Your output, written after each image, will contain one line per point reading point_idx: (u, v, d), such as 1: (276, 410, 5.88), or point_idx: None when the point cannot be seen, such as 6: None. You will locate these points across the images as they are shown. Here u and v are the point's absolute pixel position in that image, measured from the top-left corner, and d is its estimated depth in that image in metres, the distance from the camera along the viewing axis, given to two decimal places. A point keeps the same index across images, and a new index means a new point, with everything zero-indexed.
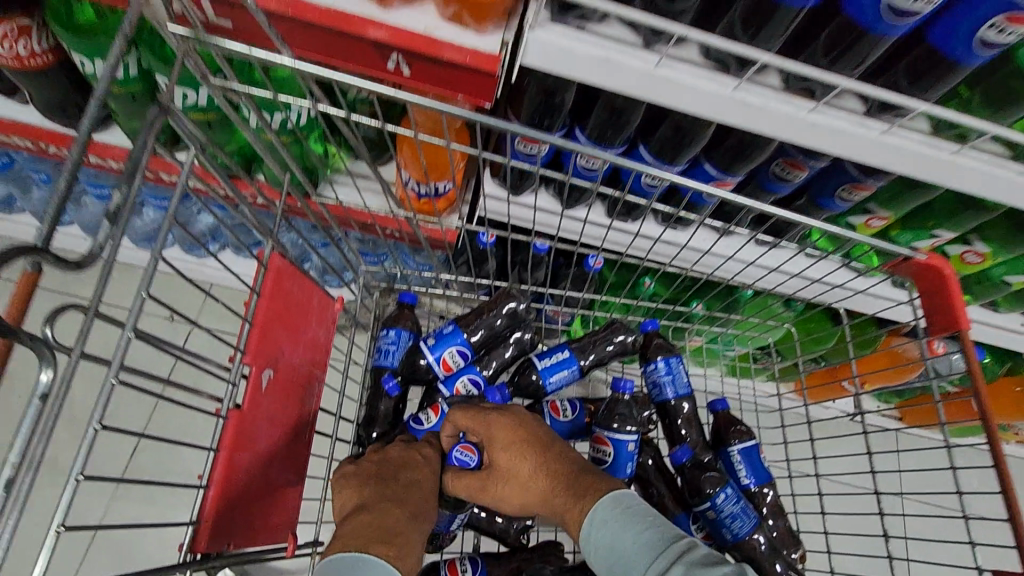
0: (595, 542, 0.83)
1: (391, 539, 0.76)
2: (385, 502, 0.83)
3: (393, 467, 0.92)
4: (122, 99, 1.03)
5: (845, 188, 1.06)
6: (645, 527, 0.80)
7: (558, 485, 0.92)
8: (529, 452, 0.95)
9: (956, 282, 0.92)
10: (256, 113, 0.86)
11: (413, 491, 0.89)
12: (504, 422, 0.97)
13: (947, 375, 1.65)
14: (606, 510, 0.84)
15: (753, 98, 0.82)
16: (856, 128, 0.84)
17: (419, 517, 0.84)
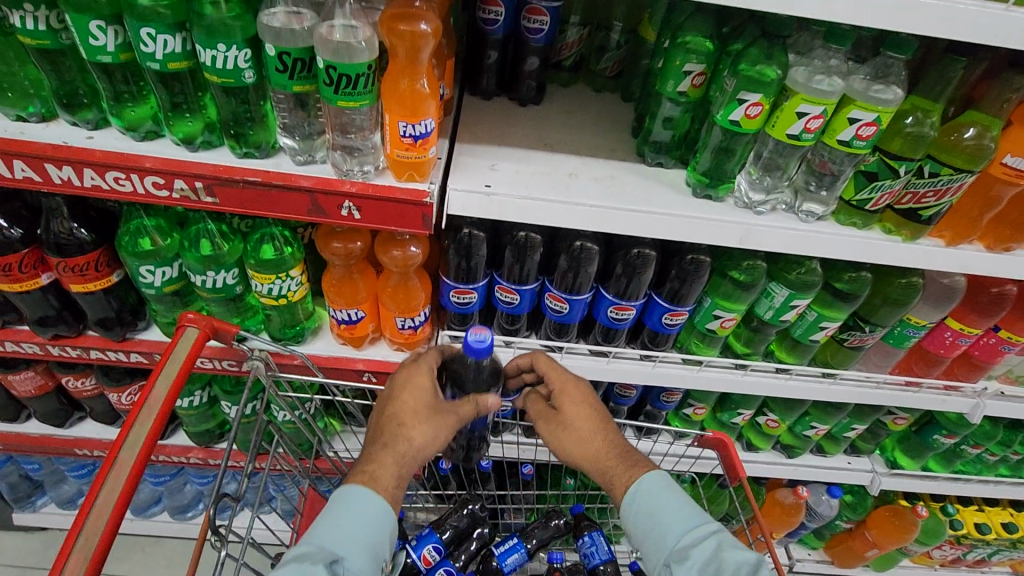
0: (635, 503, 1.05)
1: (367, 474, 1.02)
2: (384, 439, 1.06)
3: (399, 392, 1.11)
4: (194, 413, 1.60)
5: (664, 394, 1.67)
6: (682, 507, 1.03)
7: (609, 448, 1.12)
8: (589, 415, 1.15)
9: (732, 442, 1.47)
10: (294, 411, 1.38)
11: (398, 419, 1.07)
12: (580, 386, 1.17)
13: (829, 515, 2.05)
14: (651, 484, 1.06)
15: (573, 361, 1.40)
16: (638, 367, 1.41)
17: (405, 445, 1.05)
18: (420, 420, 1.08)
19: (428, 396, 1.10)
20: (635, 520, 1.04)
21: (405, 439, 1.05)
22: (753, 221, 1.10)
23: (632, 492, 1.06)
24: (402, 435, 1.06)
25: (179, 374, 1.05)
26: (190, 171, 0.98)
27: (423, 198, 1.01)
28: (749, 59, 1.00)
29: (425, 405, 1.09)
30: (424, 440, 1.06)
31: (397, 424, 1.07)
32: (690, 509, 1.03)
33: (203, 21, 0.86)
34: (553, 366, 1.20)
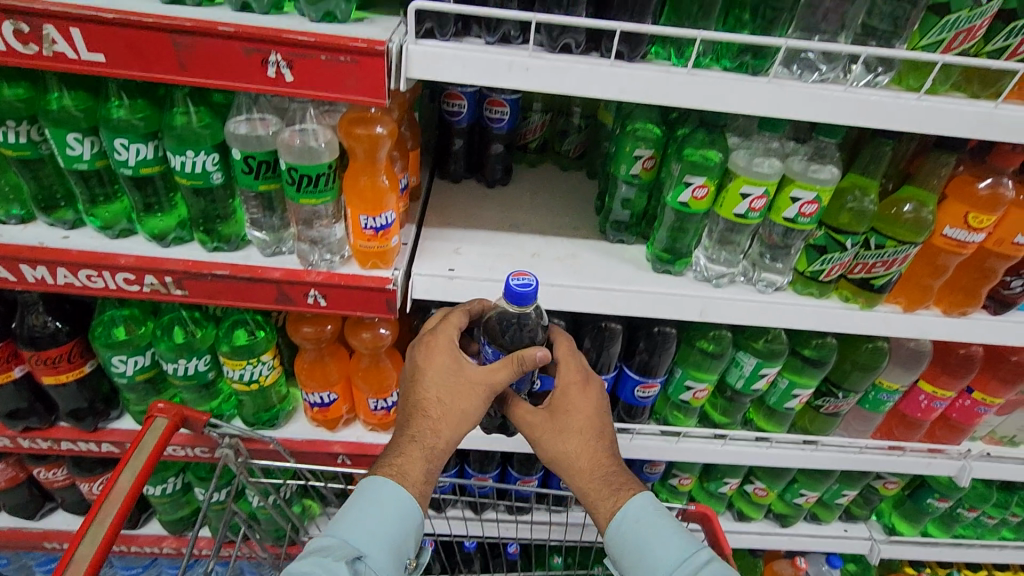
0: (624, 533, 0.96)
1: (395, 468, 0.95)
2: (409, 434, 0.96)
3: (420, 373, 0.97)
4: (166, 500, 1.57)
5: (647, 465, 1.64)
6: (672, 536, 0.95)
7: (600, 467, 1.00)
8: (582, 433, 1.00)
9: (715, 516, 1.42)
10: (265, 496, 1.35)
11: (422, 407, 0.96)
12: (585, 394, 1.02)
13: None
14: (638, 511, 0.97)
15: None
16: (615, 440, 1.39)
17: (433, 438, 0.95)
18: (445, 411, 0.95)
19: (453, 378, 0.96)
20: (623, 549, 0.96)
21: (432, 434, 0.95)
22: (711, 294, 1.13)
23: (620, 520, 0.97)
24: (427, 430, 0.95)
25: (146, 463, 1.04)
26: (161, 267, 1.02)
27: (386, 285, 1.04)
28: (692, 145, 1.06)
29: (449, 391, 0.95)
30: (452, 433, 0.95)
31: (422, 414, 0.96)
32: (681, 538, 0.95)
33: (174, 131, 0.92)
34: (570, 358, 1.04)
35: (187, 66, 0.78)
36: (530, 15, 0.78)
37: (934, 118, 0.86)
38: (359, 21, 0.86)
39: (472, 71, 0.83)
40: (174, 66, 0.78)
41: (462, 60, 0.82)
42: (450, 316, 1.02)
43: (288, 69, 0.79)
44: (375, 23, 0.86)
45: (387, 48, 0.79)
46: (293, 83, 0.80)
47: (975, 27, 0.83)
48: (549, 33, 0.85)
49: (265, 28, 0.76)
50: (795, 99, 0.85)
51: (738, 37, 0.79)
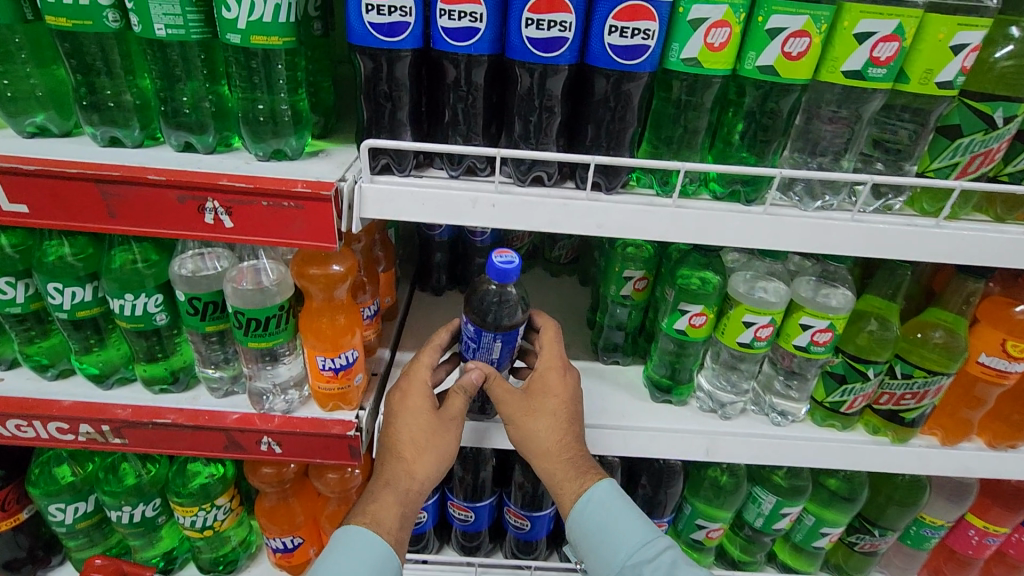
0: (583, 518, 0.89)
1: (367, 515, 0.85)
2: (385, 477, 0.88)
3: (393, 418, 0.90)
4: None
5: None
6: (629, 524, 0.88)
7: (565, 450, 0.89)
8: (556, 415, 0.89)
9: None
10: None
11: (396, 450, 0.88)
12: (562, 377, 0.92)
13: None
14: (602, 498, 0.89)
15: None
16: None
17: (407, 480, 0.87)
18: (420, 454, 0.88)
19: (426, 420, 0.89)
20: (583, 534, 0.89)
21: (407, 476, 0.87)
22: (717, 430, 1.00)
23: (583, 504, 0.88)
24: (402, 472, 0.87)
25: None
26: (97, 415, 0.91)
27: (350, 429, 0.93)
28: (687, 268, 0.96)
29: (425, 433, 0.88)
30: (428, 473, 0.88)
31: (398, 457, 0.88)
32: (638, 526, 0.88)
33: (113, 273, 0.84)
34: (551, 346, 0.94)
35: (116, 214, 0.72)
36: (493, 152, 0.71)
37: (956, 247, 0.76)
38: (313, 156, 0.80)
39: (433, 210, 0.75)
40: (104, 215, 0.72)
41: (421, 198, 0.74)
42: (425, 350, 0.96)
43: (226, 216, 0.72)
44: (331, 158, 0.80)
45: (336, 191, 0.72)
46: (233, 229, 0.73)
47: (991, 150, 0.74)
48: (517, 165, 0.77)
49: (201, 175, 0.71)
50: (794, 231, 0.76)
51: (725, 170, 0.71)
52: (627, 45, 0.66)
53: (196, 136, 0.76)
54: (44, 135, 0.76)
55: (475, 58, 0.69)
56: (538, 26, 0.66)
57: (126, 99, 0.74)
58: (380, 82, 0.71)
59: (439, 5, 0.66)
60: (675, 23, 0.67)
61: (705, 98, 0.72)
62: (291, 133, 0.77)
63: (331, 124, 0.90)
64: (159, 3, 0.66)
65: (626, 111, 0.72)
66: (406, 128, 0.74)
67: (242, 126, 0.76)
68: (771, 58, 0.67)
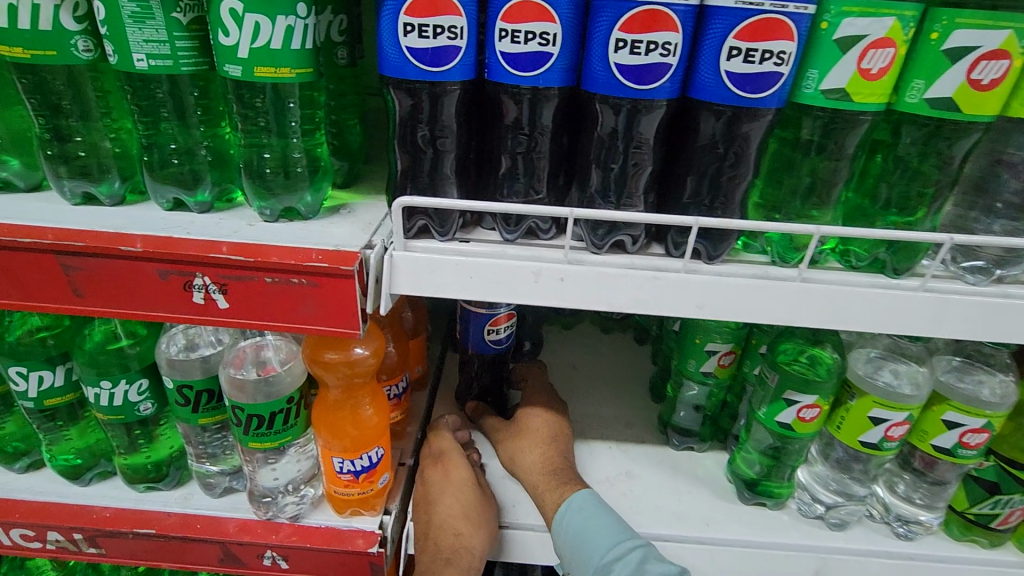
0: (561, 536, 0.74)
1: None
2: (442, 555, 0.73)
3: (432, 497, 0.79)
4: None
5: None
6: (606, 525, 0.72)
7: (548, 465, 0.82)
8: (541, 434, 0.86)
9: None
10: None
11: (450, 525, 0.75)
12: (546, 400, 0.91)
13: None
14: (577, 505, 0.75)
15: None
16: None
17: (468, 554, 0.73)
18: (477, 525, 0.76)
19: (474, 488, 0.79)
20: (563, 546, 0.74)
21: (464, 550, 0.74)
22: (829, 547, 0.80)
23: (561, 514, 0.75)
24: (459, 546, 0.74)
25: None
26: (67, 522, 0.75)
27: (372, 545, 0.75)
28: (790, 345, 0.77)
29: (476, 502, 0.78)
30: (486, 545, 0.75)
31: (451, 531, 0.75)
32: (613, 526, 0.72)
33: (87, 354, 0.69)
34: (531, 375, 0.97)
35: (83, 292, 0.57)
36: (567, 214, 0.54)
37: None
38: (334, 214, 0.64)
39: (485, 285, 0.58)
40: (68, 292, 0.57)
41: (470, 270, 0.57)
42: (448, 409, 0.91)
43: (220, 294, 0.56)
44: (356, 217, 0.64)
45: (361, 262, 0.56)
46: (228, 310, 0.57)
47: None
48: (593, 227, 0.60)
49: (190, 244, 0.55)
50: (966, 314, 0.57)
51: (876, 237, 0.53)
52: (751, 73, 0.49)
53: (188, 193, 0.61)
54: (7, 190, 0.62)
55: (542, 92, 0.53)
56: (631, 48, 0.49)
57: (103, 146, 0.60)
58: (418, 124, 0.55)
59: (498, 24, 0.50)
60: (814, 43, 0.50)
61: (847, 142, 0.55)
62: (306, 187, 0.62)
63: (360, 172, 0.75)
64: (138, 27, 0.51)
65: (741, 158, 0.55)
66: (450, 182, 0.58)
67: (244, 179, 0.60)
68: (949, 88, 0.49)
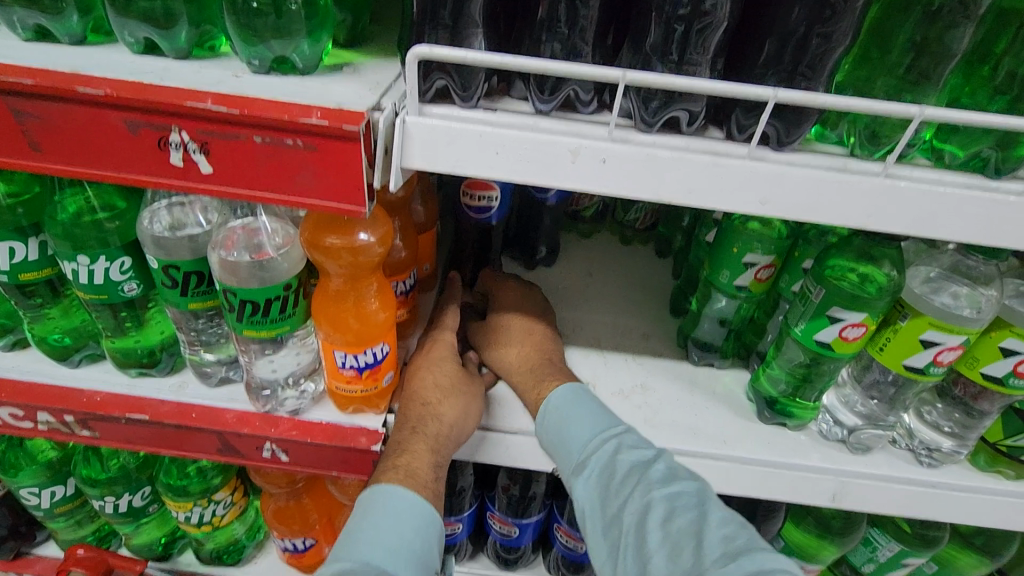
0: (545, 434, 0.72)
1: (394, 466, 0.65)
2: (409, 424, 0.70)
3: (410, 374, 0.76)
4: None
5: None
6: (581, 419, 0.69)
7: (526, 343, 0.84)
8: (523, 316, 0.88)
9: None
10: None
11: (420, 395, 0.72)
12: (523, 288, 0.92)
13: None
14: (556, 404, 0.72)
15: None
16: None
17: (436, 424, 0.69)
18: (448, 401, 0.72)
19: (451, 365, 0.76)
20: (547, 439, 0.72)
21: (434, 419, 0.70)
22: (850, 469, 0.77)
23: (539, 415, 0.73)
24: (427, 414, 0.70)
25: None
26: (57, 404, 0.72)
27: (374, 444, 0.71)
28: (838, 261, 0.70)
29: (451, 380, 0.75)
30: (458, 416, 0.71)
31: (421, 401, 0.71)
32: (590, 420, 0.69)
33: (62, 227, 0.61)
34: (506, 280, 0.94)
35: (41, 146, 0.48)
36: (618, 77, 0.44)
37: None
38: (335, 71, 0.54)
39: (511, 162, 0.49)
40: (23, 146, 0.48)
41: (496, 144, 0.49)
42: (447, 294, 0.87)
43: (201, 156, 0.48)
44: (360, 75, 0.54)
45: (368, 124, 0.47)
46: (212, 176, 0.49)
47: None
48: (645, 97, 0.50)
49: (164, 90, 0.46)
50: None
51: (989, 122, 0.44)
52: None
53: (160, 32, 0.50)
54: None
55: None
56: None
57: None
58: None
59: None
60: None
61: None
62: (302, 34, 0.51)
63: (365, 29, 0.64)
64: None
65: (837, 19, 0.44)
66: (478, 32, 0.47)
67: (226, 18, 0.50)
68: None
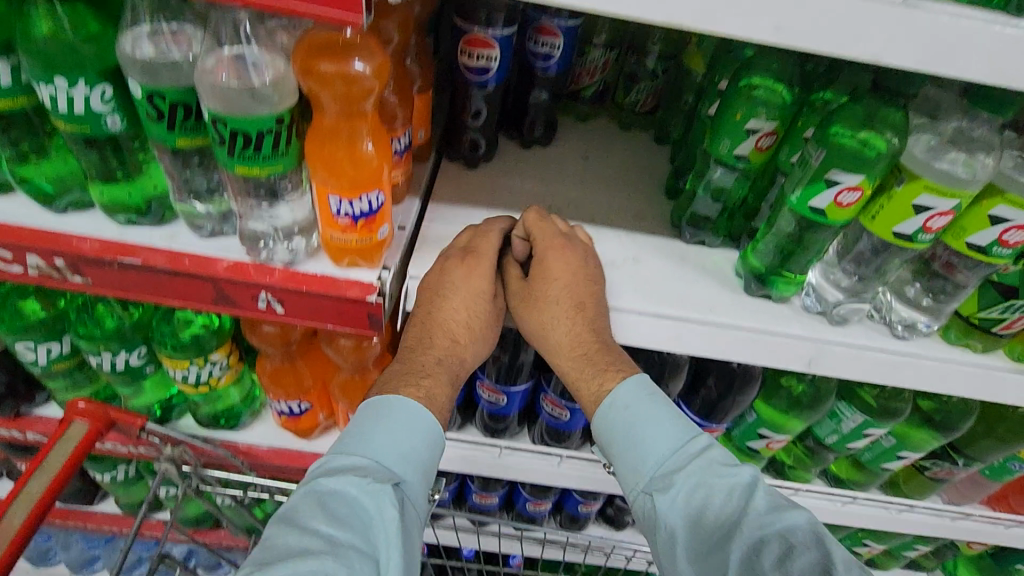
0: (612, 435, 0.77)
1: (422, 388, 0.77)
2: (435, 352, 0.79)
3: (440, 298, 0.79)
4: (123, 488, 1.37)
5: None
6: (662, 430, 0.75)
7: (572, 323, 0.78)
8: (570, 291, 0.78)
9: None
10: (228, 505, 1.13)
11: (450, 329, 0.79)
12: (574, 257, 0.80)
13: None
14: (622, 400, 0.77)
15: (574, 468, 1.12)
16: None
17: (460, 353, 0.80)
18: (476, 337, 0.81)
19: (483, 301, 0.80)
20: (613, 439, 0.78)
21: (456, 356, 0.80)
22: (828, 338, 0.80)
23: (602, 409, 0.78)
24: (454, 352, 0.80)
25: (67, 466, 0.85)
26: (46, 245, 0.71)
27: (369, 295, 0.73)
28: (846, 122, 0.68)
29: (483, 315, 0.81)
30: (477, 356, 0.83)
31: (450, 336, 0.79)
32: (672, 431, 0.75)
33: (37, 46, 0.58)
34: (548, 226, 0.83)
35: None
36: None
37: None
38: None
39: None
40: None
41: None
42: (478, 262, 0.80)
43: None
44: None
45: None
46: None
47: None
48: None
49: None
50: None
51: None
52: None
53: None
54: None
55: None
56: None
57: None
58: None
59: None
60: None
61: None
62: None
63: None
64: None
65: None
66: None
67: None
68: None
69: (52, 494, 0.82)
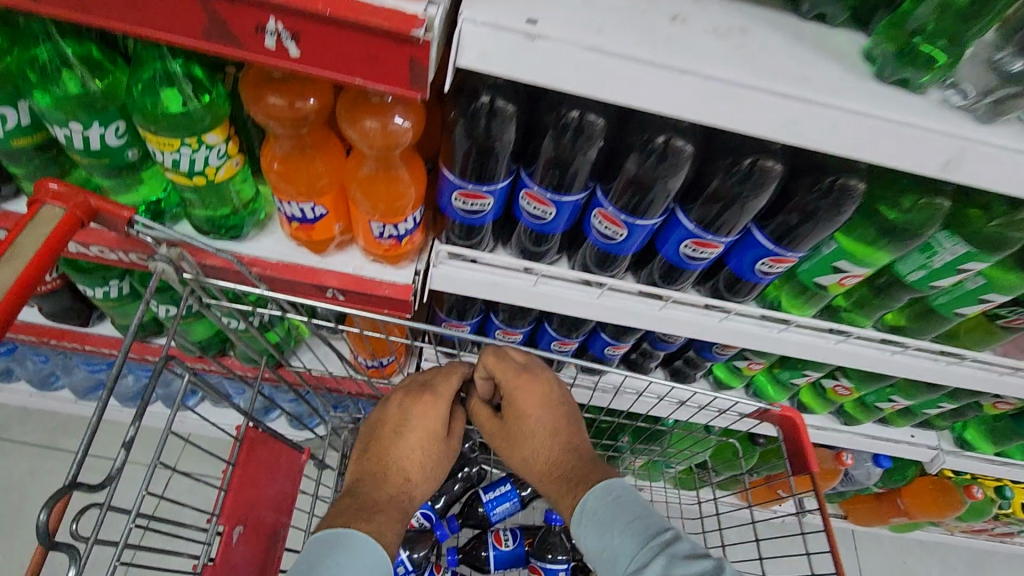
0: (588, 539, 0.92)
1: (374, 525, 0.95)
2: (386, 478, 1.04)
3: (404, 429, 1.08)
4: (121, 308, 1.26)
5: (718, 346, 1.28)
6: (626, 528, 0.89)
7: (546, 455, 1.07)
8: (542, 406, 1.08)
9: (805, 428, 1.10)
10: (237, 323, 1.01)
11: (405, 469, 1.06)
12: (537, 389, 1.09)
13: (868, 482, 1.79)
14: (591, 507, 0.94)
15: (613, 302, 1.06)
16: (701, 316, 1.07)
17: (410, 487, 1.06)
18: (424, 473, 1.08)
19: (438, 440, 1.09)
20: (587, 541, 0.92)
21: (411, 489, 1.05)
22: (974, 135, 0.65)
23: (577, 516, 0.95)
24: (407, 486, 1.05)
25: (41, 258, 0.71)
26: None
27: (414, 32, 0.55)
28: None
29: (432, 456, 1.09)
30: (426, 488, 1.08)
31: (404, 472, 1.06)
32: (634, 531, 0.88)
33: None
34: (505, 366, 1.08)
35: None
36: None
37: None
38: None
39: None
40: None
41: None
42: (435, 399, 1.09)
43: None
44: None
45: None
46: None
47: None
48: None
49: None
50: None
51: None
52: None
53: None
54: None
55: None
56: None
57: None
58: None
59: None
60: None
61: None
62: None
63: None
64: None
65: None
66: None
67: None
68: None
69: (28, 287, 0.70)
